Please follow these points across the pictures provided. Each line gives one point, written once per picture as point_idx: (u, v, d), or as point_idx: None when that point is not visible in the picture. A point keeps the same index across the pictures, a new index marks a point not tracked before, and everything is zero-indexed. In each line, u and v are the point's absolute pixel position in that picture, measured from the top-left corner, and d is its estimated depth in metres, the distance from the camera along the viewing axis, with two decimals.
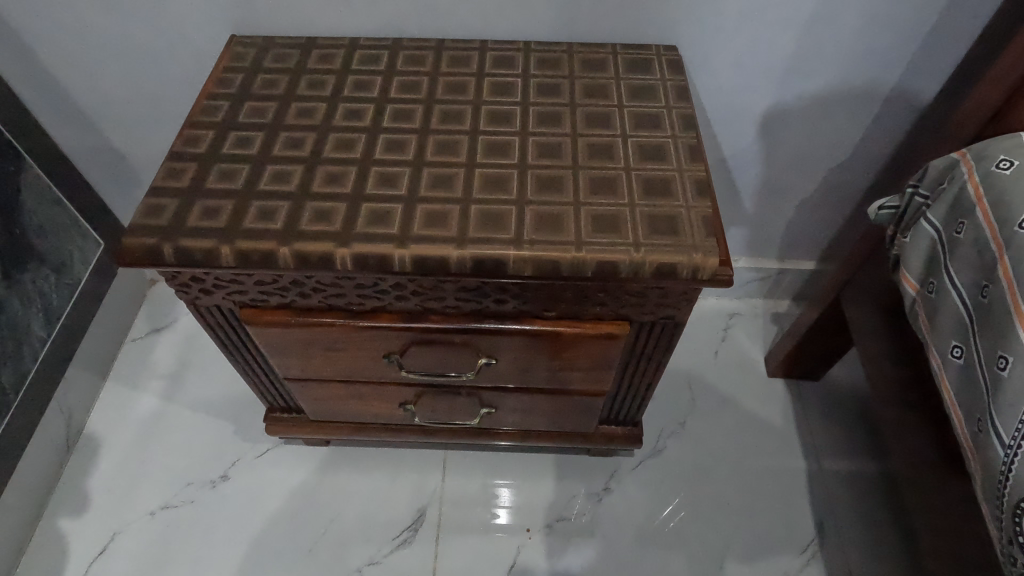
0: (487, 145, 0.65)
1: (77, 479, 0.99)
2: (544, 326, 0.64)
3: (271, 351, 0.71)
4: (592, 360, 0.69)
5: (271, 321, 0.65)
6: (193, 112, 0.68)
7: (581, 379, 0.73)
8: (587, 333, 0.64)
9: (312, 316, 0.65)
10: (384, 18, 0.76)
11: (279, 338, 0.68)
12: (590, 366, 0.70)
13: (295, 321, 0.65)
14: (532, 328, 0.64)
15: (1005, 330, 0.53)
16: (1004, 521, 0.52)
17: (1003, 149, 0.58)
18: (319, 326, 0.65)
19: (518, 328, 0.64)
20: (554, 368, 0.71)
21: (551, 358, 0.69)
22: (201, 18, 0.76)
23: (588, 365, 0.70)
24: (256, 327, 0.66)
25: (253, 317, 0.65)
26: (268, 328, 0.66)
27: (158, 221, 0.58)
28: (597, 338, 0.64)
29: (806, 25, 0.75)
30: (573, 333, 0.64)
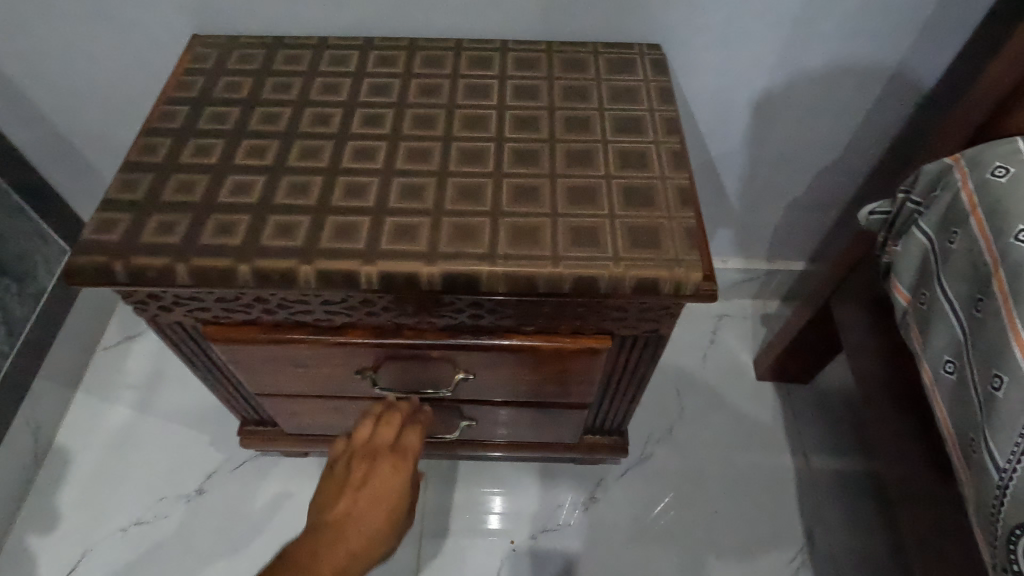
0: (460, 151, 0.62)
1: (47, 494, 0.96)
2: (523, 341, 0.62)
3: (238, 367, 0.67)
4: (574, 375, 0.66)
5: (235, 339, 0.62)
6: (150, 118, 0.64)
7: (564, 393, 0.70)
8: (568, 348, 0.61)
9: (279, 333, 0.62)
10: (354, 16, 0.72)
11: (246, 355, 0.64)
12: (572, 380, 0.67)
13: (260, 337, 0.62)
14: (510, 343, 0.62)
15: (999, 348, 0.51)
16: (998, 546, 0.50)
17: (999, 155, 0.56)
18: (286, 343, 0.62)
19: (495, 343, 0.62)
20: (535, 382, 0.68)
21: (531, 372, 0.66)
22: (159, 17, 0.71)
23: (570, 379, 0.67)
24: (220, 345, 0.63)
25: (217, 334, 0.62)
26: (232, 346, 0.62)
27: (110, 237, 0.55)
28: (579, 353, 0.62)
29: (795, 24, 0.72)
30: (552, 348, 0.61)
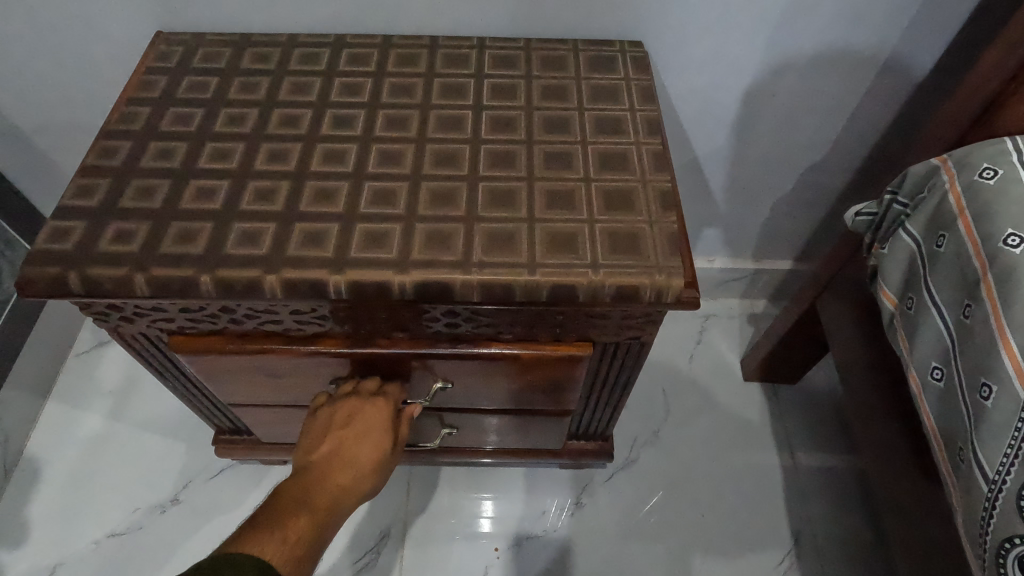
0: (435, 154, 0.59)
1: (16, 506, 0.93)
2: (504, 348, 0.60)
3: (206, 377, 0.65)
4: (555, 382, 0.64)
5: (201, 349, 0.59)
6: (110, 119, 0.61)
7: (546, 400, 0.69)
8: (548, 356, 0.59)
9: (248, 343, 0.60)
10: (324, 12, 0.69)
11: (214, 366, 0.62)
12: (554, 387, 0.65)
13: (228, 347, 0.59)
14: (488, 351, 0.60)
15: (988, 355, 0.50)
16: (987, 559, 0.49)
17: (987, 156, 0.54)
18: (256, 352, 0.60)
19: (473, 351, 0.60)
20: (515, 390, 0.66)
21: (511, 380, 0.64)
22: (120, 14, 0.68)
23: (551, 387, 0.65)
24: (186, 355, 0.60)
25: (183, 343, 0.60)
26: (199, 357, 0.60)
27: (64, 246, 0.52)
28: (561, 359, 0.60)
29: (779, 21, 0.70)
30: (532, 356, 0.59)
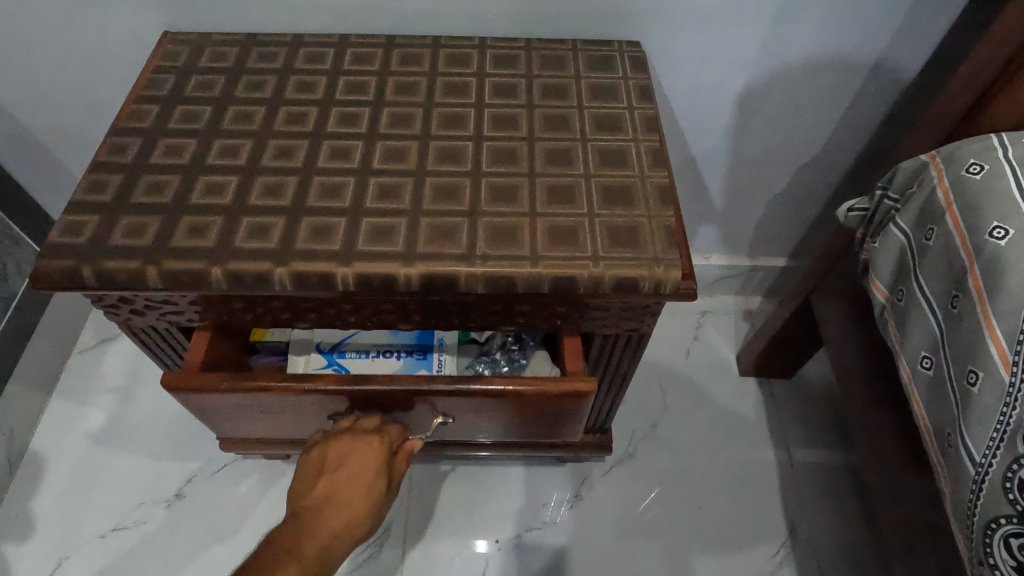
0: (438, 150, 0.61)
1: (22, 501, 0.94)
2: (505, 386, 0.58)
3: (198, 412, 0.62)
4: (558, 415, 0.63)
5: (196, 387, 0.56)
6: (120, 117, 0.62)
7: (548, 426, 0.68)
8: (550, 392, 0.57)
9: (246, 380, 0.57)
10: (328, 12, 0.70)
11: (208, 403, 0.59)
12: (560, 419, 0.64)
13: (225, 386, 0.56)
14: (488, 388, 0.57)
15: (974, 343, 0.52)
16: (974, 540, 0.50)
17: (973, 152, 0.56)
18: (255, 390, 0.57)
19: (472, 387, 0.58)
20: (519, 420, 0.66)
21: (513, 410, 0.63)
22: (128, 15, 0.70)
23: (554, 417, 0.64)
24: (179, 393, 0.57)
25: (177, 382, 0.56)
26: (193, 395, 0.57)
27: (77, 239, 0.53)
28: (564, 396, 0.58)
29: (773, 21, 0.72)
30: (534, 391, 0.57)
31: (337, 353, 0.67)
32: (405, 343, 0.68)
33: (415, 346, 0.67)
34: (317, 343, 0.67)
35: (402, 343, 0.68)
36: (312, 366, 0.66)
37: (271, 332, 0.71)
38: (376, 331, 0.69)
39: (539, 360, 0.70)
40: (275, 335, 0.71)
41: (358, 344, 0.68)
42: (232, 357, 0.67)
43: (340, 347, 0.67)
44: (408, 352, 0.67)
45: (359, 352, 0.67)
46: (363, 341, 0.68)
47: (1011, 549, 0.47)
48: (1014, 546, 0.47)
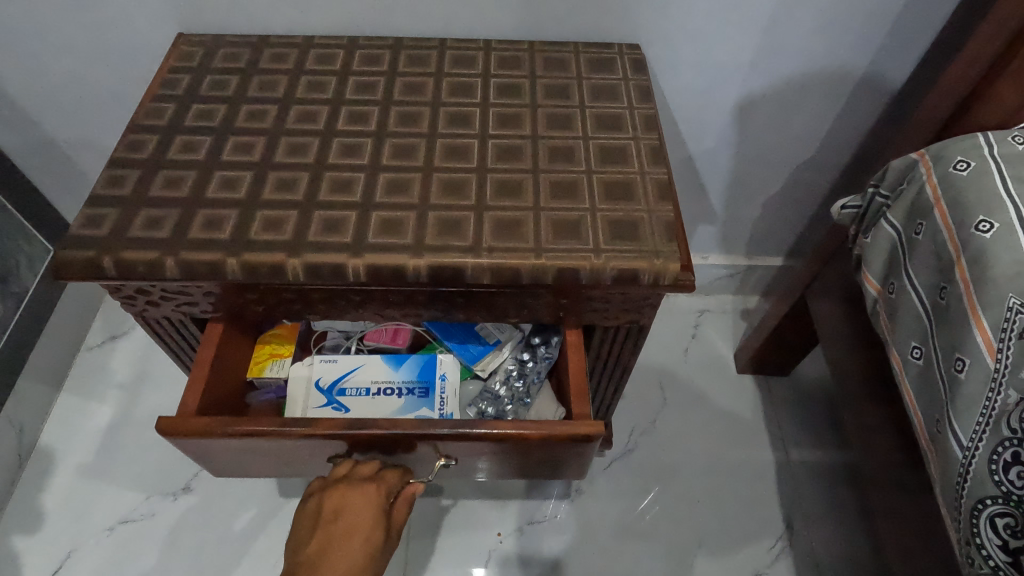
0: (445, 147, 0.63)
1: (32, 493, 0.95)
2: (513, 429, 0.56)
3: (194, 458, 0.60)
4: (566, 458, 0.61)
5: (191, 432, 0.55)
6: (137, 115, 0.65)
7: (554, 469, 0.65)
8: (559, 436, 0.56)
9: (240, 425, 0.55)
10: (338, 15, 0.73)
11: (204, 448, 0.57)
12: (568, 461, 0.62)
13: (220, 431, 0.55)
14: (496, 433, 0.55)
15: (961, 332, 0.54)
16: (961, 522, 0.52)
17: (960, 150, 0.58)
18: (250, 436, 0.55)
19: (478, 433, 0.56)
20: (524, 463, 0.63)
21: (517, 455, 0.61)
22: (144, 18, 0.72)
23: (561, 459, 0.61)
24: (173, 438, 0.55)
25: (171, 428, 0.55)
26: (188, 440, 0.55)
27: (98, 232, 0.55)
28: (573, 440, 0.56)
29: (768, 27, 0.74)
30: (542, 437, 0.56)
31: (337, 390, 0.67)
32: (405, 380, 0.68)
33: (416, 384, 0.68)
34: (316, 379, 0.67)
35: (403, 380, 0.68)
36: (311, 405, 0.66)
37: (270, 368, 0.69)
38: (376, 366, 0.69)
39: (544, 398, 0.73)
40: (274, 370, 0.69)
41: (357, 381, 0.68)
42: (228, 394, 0.66)
43: (340, 383, 0.67)
44: (409, 390, 0.67)
45: (359, 390, 0.67)
46: (362, 377, 0.68)
47: (997, 528, 0.49)
48: (1000, 526, 0.49)
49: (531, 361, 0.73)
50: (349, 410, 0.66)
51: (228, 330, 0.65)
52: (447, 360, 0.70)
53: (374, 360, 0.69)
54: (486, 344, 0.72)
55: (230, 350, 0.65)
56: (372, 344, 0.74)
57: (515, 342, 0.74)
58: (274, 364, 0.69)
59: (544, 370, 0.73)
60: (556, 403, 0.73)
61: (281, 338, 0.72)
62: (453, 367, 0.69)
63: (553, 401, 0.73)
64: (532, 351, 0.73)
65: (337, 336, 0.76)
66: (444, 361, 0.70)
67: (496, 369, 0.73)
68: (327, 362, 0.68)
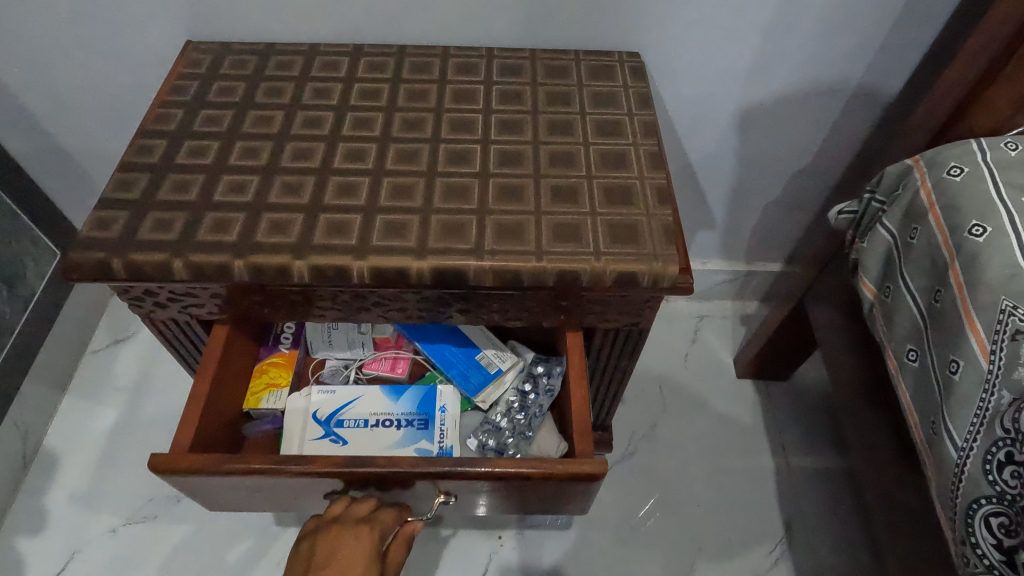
0: (448, 153, 0.64)
1: (36, 495, 0.96)
2: (514, 468, 0.55)
3: (191, 494, 0.59)
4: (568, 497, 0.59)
5: (187, 468, 0.54)
6: (146, 120, 0.66)
7: (554, 505, 0.63)
8: (559, 475, 0.54)
9: (237, 462, 0.54)
10: (343, 24, 0.74)
11: (200, 485, 0.56)
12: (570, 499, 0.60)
13: (216, 467, 0.54)
14: (495, 471, 0.54)
15: (955, 334, 0.55)
16: (956, 521, 0.53)
17: (954, 156, 0.60)
18: (246, 474, 0.54)
19: (478, 471, 0.54)
20: (524, 500, 0.62)
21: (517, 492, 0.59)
22: (153, 26, 0.73)
23: (562, 496, 0.60)
24: (167, 474, 0.54)
25: (164, 465, 0.54)
26: (183, 477, 0.54)
27: (107, 234, 0.56)
28: (575, 479, 0.55)
29: (766, 35, 0.75)
30: (542, 476, 0.54)
31: (335, 421, 0.68)
32: (405, 411, 0.69)
33: (416, 415, 0.69)
34: (313, 410, 0.69)
35: (402, 411, 0.69)
36: (308, 436, 0.67)
37: (266, 399, 0.70)
38: (375, 397, 0.70)
39: (546, 432, 0.71)
40: (270, 401, 0.70)
41: (355, 412, 0.69)
42: (221, 427, 0.65)
43: (338, 415, 0.68)
44: (408, 421, 0.69)
45: (358, 421, 0.68)
46: (361, 409, 0.69)
47: (991, 527, 0.50)
48: (994, 525, 0.50)
49: (532, 393, 0.73)
50: (348, 442, 0.67)
51: (222, 362, 0.64)
52: (446, 392, 0.71)
53: (373, 392, 0.70)
54: (486, 374, 0.72)
55: (224, 382, 0.65)
56: (371, 373, 0.76)
57: (517, 372, 0.74)
58: (270, 395, 0.70)
59: (546, 403, 0.73)
60: (559, 438, 0.71)
61: (279, 367, 0.72)
62: (453, 399, 0.70)
63: (556, 437, 0.71)
64: (534, 383, 0.74)
65: (336, 364, 0.76)
66: (444, 393, 0.71)
67: (496, 400, 0.72)
68: (325, 393, 0.70)
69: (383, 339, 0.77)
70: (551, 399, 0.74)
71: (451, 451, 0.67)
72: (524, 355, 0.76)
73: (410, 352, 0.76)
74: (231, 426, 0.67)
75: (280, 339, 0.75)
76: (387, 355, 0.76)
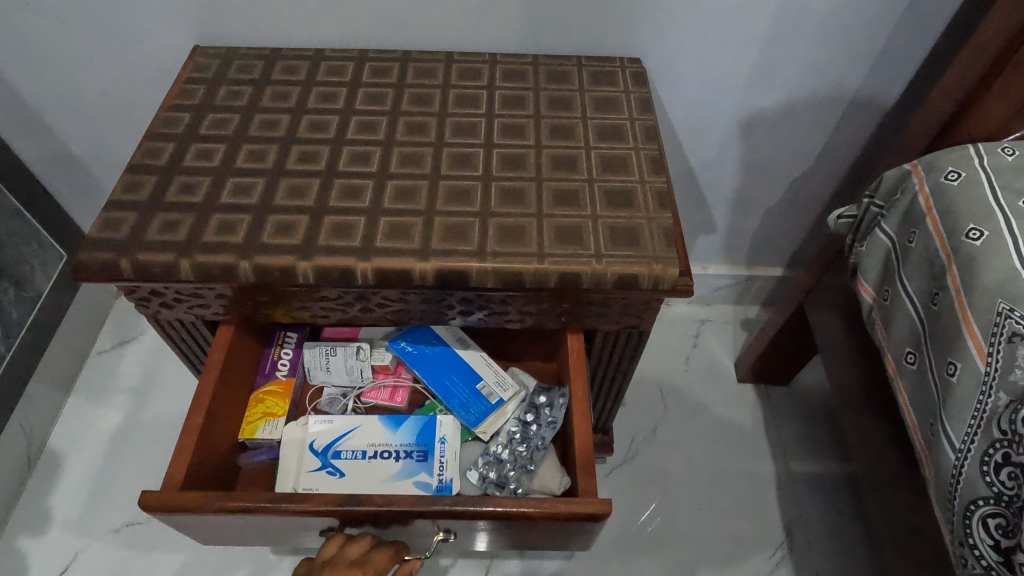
0: (451, 156, 0.65)
1: (40, 496, 0.96)
2: (514, 506, 0.53)
3: (185, 531, 0.58)
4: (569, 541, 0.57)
5: (179, 508, 0.53)
6: (154, 123, 0.67)
7: (557, 542, 0.61)
8: (564, 513, 0.53)
9: (230, 500, 0.53)
10: (349, 30, 0.75)
11: (194, 523, 0.55)
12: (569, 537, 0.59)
13: (209, 507, 0.52)
14: (497, 509, 0.53)
15: (953, 337, 0.55)
16: (954, 522, 0.53)
17: (952, 160, 0.60)
18: (237, 512, 0.53)
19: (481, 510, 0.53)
20: (525, 536, 0.60)
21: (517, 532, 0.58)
22: (162, 31, 0.74)
23: (565, 536, 0.58)
24: (159, 515, 0.53)
25: (154, 503, 0.52)
26: (175, 516, 0.53)
27: (116, 235, 0.57)
28: (576, 519, 0.53)
29: (765, 42, 0.76)
30: (545, 513, 0.53)
31: (332, 453, 0.65)
32: (404, 442, 0.66)
33: (415, 446, 0.65)
34: (310, 441, 0.65)
35: (401, 443, 0.65)
36: (304, 469, 0.64)
37: (261, 429, 0.67)
38: (373, 428, 0.67)
39: (549, 465, 0.65)
40: (266, 432, 0.67)
41: (352, 444, 0.66)
42: (216, 460, 0.63)
43: (334, 446, 0.65)
44: (408, 453, 0.65)
45: (355, 453, 0.65)
46: (359, 440, 0.66)
47: (989, 528, 0.50)
48: (992, 526, 0.50)
49: (534, 423, 0.68)
50: (344, 475, 0.63)
51: (217, 392, 0.62)
52: (446, 422, 0.67)
53: (372, 422, 0.67)
54: (488, 404, 0.68)
55: (219, 413, 0.63)
56: (370, 402, 0.73)
57: (519, 402, 0.71)
58: (265, 425, 0.67)
59: (549, 435, 0.67)
60: (562, 472, 0.64)
61: (275, 396, 0.69)
62: (453, 430, 0.66)
63: (559, 470, 0.65)
64: (537, 414, 0.69)
65: (334, 392, 0.73)
66: (444, 423, 0.66)
67: (498, 430, 0.68)
68: (322, 422, 0.66)
69: (382, 366, 0.73)
70: (554, 431, 0.67)
71: (451, 485, 0.63)
72: (527, 383, 0.73)
73: (410, 380, 0.73)
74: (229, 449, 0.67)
75: (276, 365, 0.71)
76: (387, 382, 0.73)
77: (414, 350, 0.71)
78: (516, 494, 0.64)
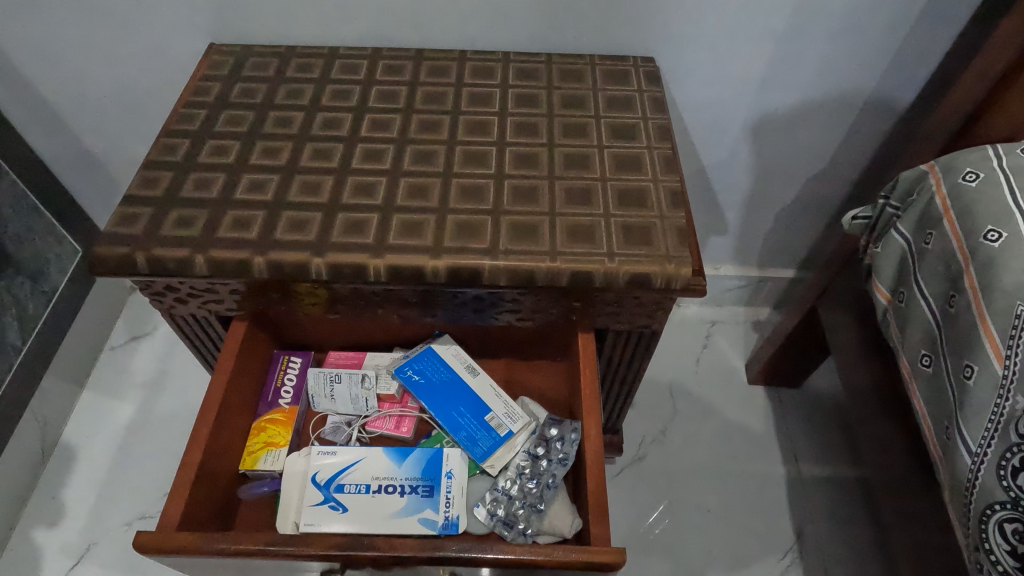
0: (464, 154, 0.65)
1: (53, 488, 0.97)
2: (524, 554, 0.52)
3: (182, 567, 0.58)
4: None
5: (177, 547, 0.52)
6: (171, 120, 0.67)
7: None
8: (575, 562, 0.52)
9: (229, 541, 0.52)
10: (361, 28, 0.75)
11: (192, 562, 0.55)
12: None
13: (208, 547, 0.52)
14: (507, 559, 0.52)
15: (970, 340, 0.55)
16: (970, 527, 0.53)
17: (970, 161, 0.60)
18: (237, 555, 0.52)
19: (490, 559, 0.52)
20: None
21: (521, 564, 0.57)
22: (177, 29, 0.75)
23: None
24: (155, 554, 0.53)
25: (150, 542, 0.52)
26: (173, 556, 0.53)
27: (132, 229, 0.58)
28: (588, 568, 0.52)
29: (780, 41, 0.76)
30: (558, 562, 0.52)
31: (335, 486, 0.63)
32: (409, 476, 0.64)
33: (420, 481, 0.63)
34: (312, 474, 0.64)
35: (406, 476, 0.64)
36: (306, 504, 0.62)
37: (264, 459, 0.67)
38: (379, 460, 0.65)
39: (560, 506, 0.63)
40: (268, 462, 0.66)
41: (356, 477, 0.63)
42: (217, 486, 0.63)
43: (338, 479, 0.63)
44: (413, 487, 0.63)
45: (358, 487, 0.63)
46: (362, 473, 0.64)
47: (1006, 533, 0.49)
48: (1009, 531, 0.49)
49: (545, 459, 0.66)
50: (348, 510, 0.61)
51: (228, 394, 0.63)
52: (453, 454, 0.65)
53: (376, 454, 0.65)
54: (497, 437, 0.67)
55: (221, 437, 0.62)
56: (376, 432, 0.72)
57: (529, 435, 0.69)
58: (268, 455, 0.67)
59: (560, 473, 0.65)
60: (574, 513, 0.63)
61: (278, 424, 0.69)
62: (461, 463, 0.65)
63: (570, 511, 0.63)
64: (547, 447, 0.67)
65: (337, 420, 0.72)
66: (450, 456, 0.65)
67: (507, 465, 0.67)
68: (326, 454, 0.65)
69: (388, 396, 0.72)
70: (566, 469, 0.65)
71: (457, 523, 0.62)
72: (537, 415, 0.72)
73: (415, 410, 0.72)
74: (239, 454, 0.67)
75: (280, 393, 0.71)
76: (392, 412, 0.72)
77: (421, 379, 0.70)
78: (525, 534, 0.63)
